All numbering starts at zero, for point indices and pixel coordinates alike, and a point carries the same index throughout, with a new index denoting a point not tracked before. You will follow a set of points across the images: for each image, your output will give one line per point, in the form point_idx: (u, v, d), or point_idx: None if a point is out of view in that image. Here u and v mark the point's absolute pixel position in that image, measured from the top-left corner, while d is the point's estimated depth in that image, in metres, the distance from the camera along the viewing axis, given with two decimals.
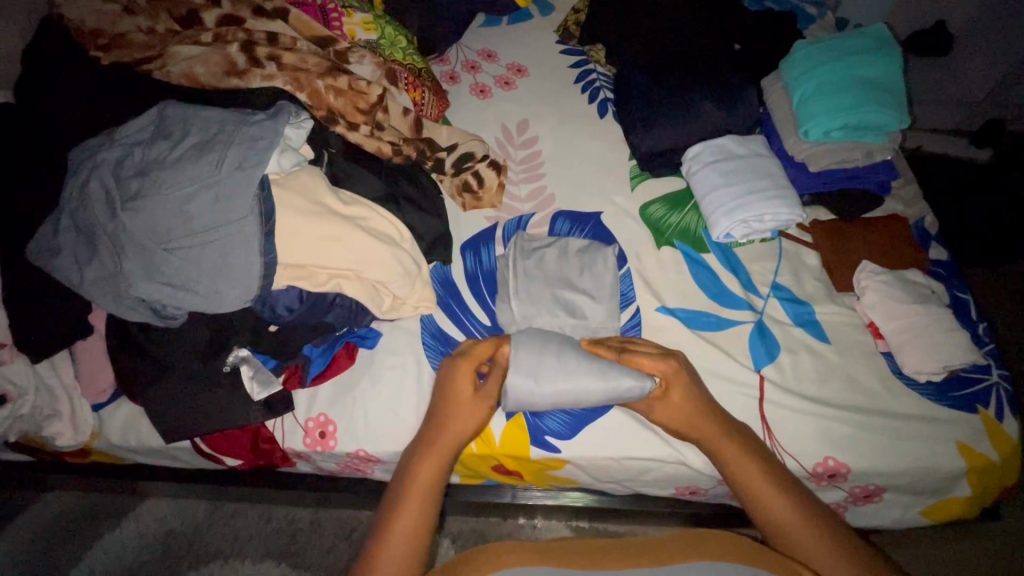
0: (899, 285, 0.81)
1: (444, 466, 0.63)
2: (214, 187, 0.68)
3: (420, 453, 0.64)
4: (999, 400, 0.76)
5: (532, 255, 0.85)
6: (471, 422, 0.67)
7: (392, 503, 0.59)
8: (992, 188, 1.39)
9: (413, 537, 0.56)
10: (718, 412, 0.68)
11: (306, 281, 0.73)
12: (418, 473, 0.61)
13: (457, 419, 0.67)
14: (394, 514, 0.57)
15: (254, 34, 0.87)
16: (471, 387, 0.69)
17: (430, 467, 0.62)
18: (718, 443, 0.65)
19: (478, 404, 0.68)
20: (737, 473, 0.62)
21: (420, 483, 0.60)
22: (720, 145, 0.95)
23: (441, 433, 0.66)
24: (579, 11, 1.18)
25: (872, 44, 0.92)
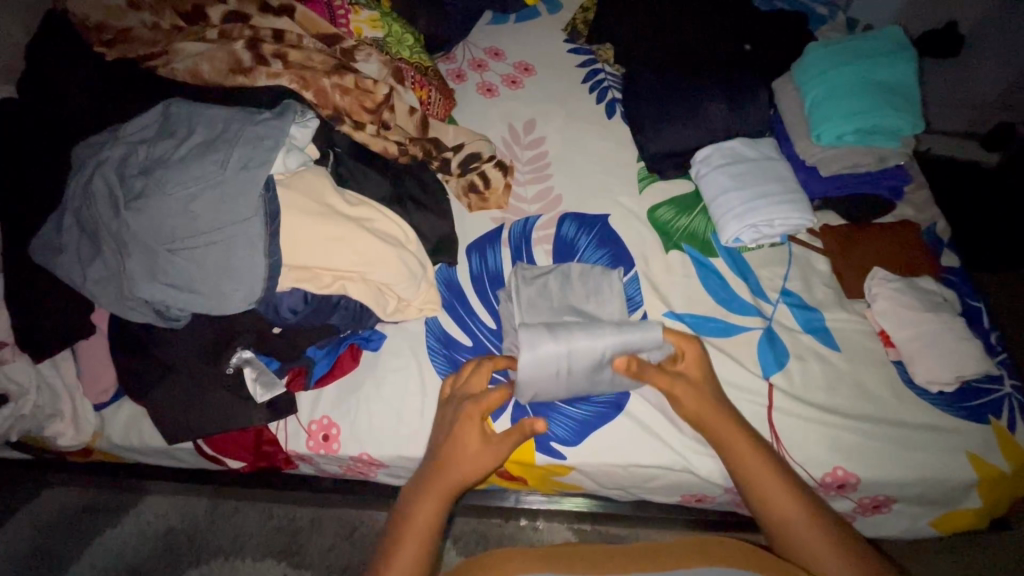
0: (911, 292, 0.80)
1: (441, 511, 0.59)
2: (219, 187, 0.67)
3: (418, 493, 0.61)
4: (1011, 411, 0.75)
5: (534, 283, 0.81)
6: (476, 468, 0.62)
7: (388, 546, 0.57)
8: (1001, 192, 1.38)
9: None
10: (722, 400, 0.68)
11: (310, 283, 0.72)
12: (415, 515, 0.58)
13: (460, 462, 0.62)
14: (387, 560, 0.55)
15: (260, 31, 0.85)
16: (479, 431, 0.64)
17: (426, 513, 0.59)
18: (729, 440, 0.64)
19: (488, 449, 0.62)
20: (749, 473, 0.61)
21: (414, 528, 0.57)
22: (731, 147, 0.94)
23: (443, 473, 0.61)
24: (587, 9, 1.17)
25: (887, 47, 0.91)
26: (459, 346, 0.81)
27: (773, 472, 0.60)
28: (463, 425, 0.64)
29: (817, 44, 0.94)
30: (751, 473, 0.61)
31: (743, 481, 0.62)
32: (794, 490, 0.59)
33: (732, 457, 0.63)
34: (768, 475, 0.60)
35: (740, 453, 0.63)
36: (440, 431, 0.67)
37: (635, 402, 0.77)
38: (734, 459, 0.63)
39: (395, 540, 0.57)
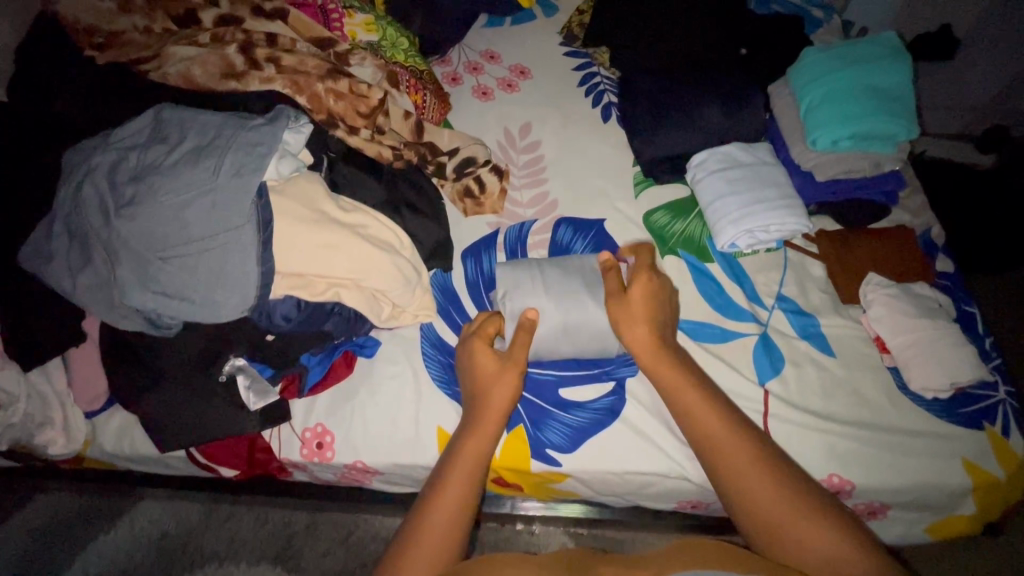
0: (907, 298, 0.80)
1: (484, 444, 0.60)
2: (210, 194, 0.66)
3: (460, 437, 0.61)
4: (1006, 416, 0.75)
5: None
6: (501, 395, 0.64)
7: (432, 486, 0.57)
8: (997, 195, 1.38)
9: (452, 523, 0.54)
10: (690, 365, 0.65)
11: (304, 290, 0.71)
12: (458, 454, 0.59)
13: (492, 397, 0.64)
14: (432, 498, 0.55)
15: (253, 35, 0.84)
16: (495, 360, 0.67)
17: (469, 451, 0.59)
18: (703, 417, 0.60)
19: (512, 374, 0.65)
20: (728, 469, 0.56)
21: (458, 463, 0.58)
22: (727, 151, 0.94)
23: (479, 413, 0.63)
24: (583, 12, 1.16)
25: (883, 53, 0.90)
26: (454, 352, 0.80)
27: (755, 467, 0.55)
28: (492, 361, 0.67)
29: (813, 48, 0.94)
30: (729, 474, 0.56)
31: (721, 479, 0.57)
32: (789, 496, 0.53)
33: (708, 451, 0.58)
34: (749, 471, 0.55)
35: (719, 448, 0.57)
36: (467, 378, 0.69)
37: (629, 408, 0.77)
38: (711, 454, 0.58)
39: (439, 480, 0.57)
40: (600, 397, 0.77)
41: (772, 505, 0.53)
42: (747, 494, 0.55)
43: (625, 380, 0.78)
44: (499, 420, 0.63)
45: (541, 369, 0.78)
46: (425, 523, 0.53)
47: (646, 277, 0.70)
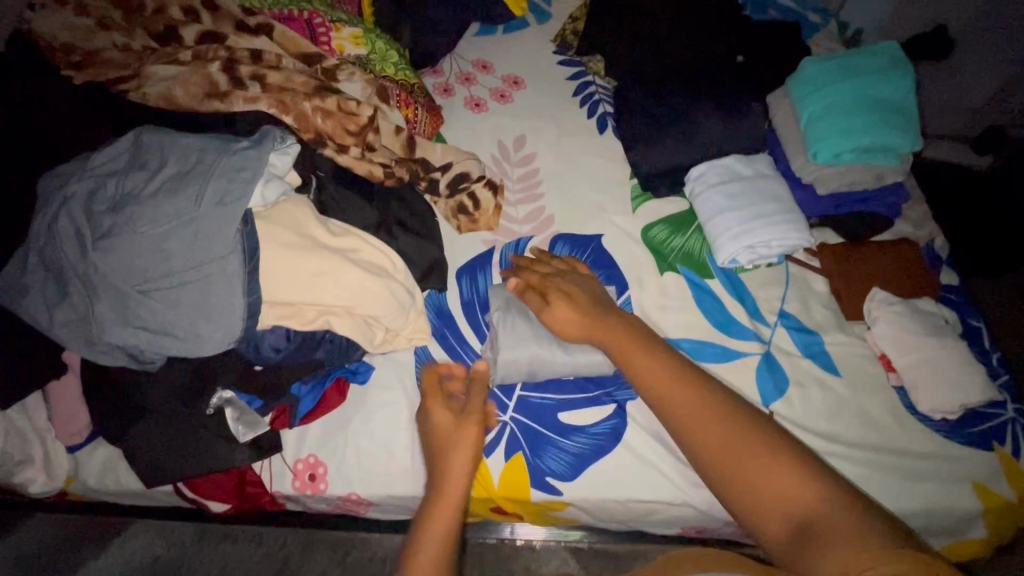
0: (913, 316, 0.78)
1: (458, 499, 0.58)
2: (192, 224, 0.63)
3: (427, 505, 0.58)
4: (1016, 435, 0.74)
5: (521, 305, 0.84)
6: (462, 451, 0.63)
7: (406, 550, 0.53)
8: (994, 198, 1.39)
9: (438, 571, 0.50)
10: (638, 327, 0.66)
11: (293, 319, 0.69)
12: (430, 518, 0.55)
13: (454, 453, 0.63)
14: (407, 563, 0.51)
15: (237, 52, 0.82)
16: (452, 415, 0.67)
17: (440, 520, 0.55)
18: (638, 361, 0.61)
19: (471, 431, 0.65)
20: (685, 423, 0.54)
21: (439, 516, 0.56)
22: (726, 164, 0.92)
23: (447, 474, 0.61)
24: (577, 19, 1.14)
25: (885, 64, 0.88)
26: None
27: (716, 420, 0.53)
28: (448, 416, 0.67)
29: (814, 58, 0.92)
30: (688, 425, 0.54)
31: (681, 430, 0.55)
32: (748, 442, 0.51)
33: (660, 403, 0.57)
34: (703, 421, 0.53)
35: (670, 396, 0.56)
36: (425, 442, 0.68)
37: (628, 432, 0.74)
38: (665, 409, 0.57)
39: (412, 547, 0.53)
40: (601, 422, 0.75)
41: (728, 451, 0.51)
42: (705, 446, 0.52)
43: (626, 403, 0.76)
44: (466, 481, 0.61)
45: (539, 393, 0.76)
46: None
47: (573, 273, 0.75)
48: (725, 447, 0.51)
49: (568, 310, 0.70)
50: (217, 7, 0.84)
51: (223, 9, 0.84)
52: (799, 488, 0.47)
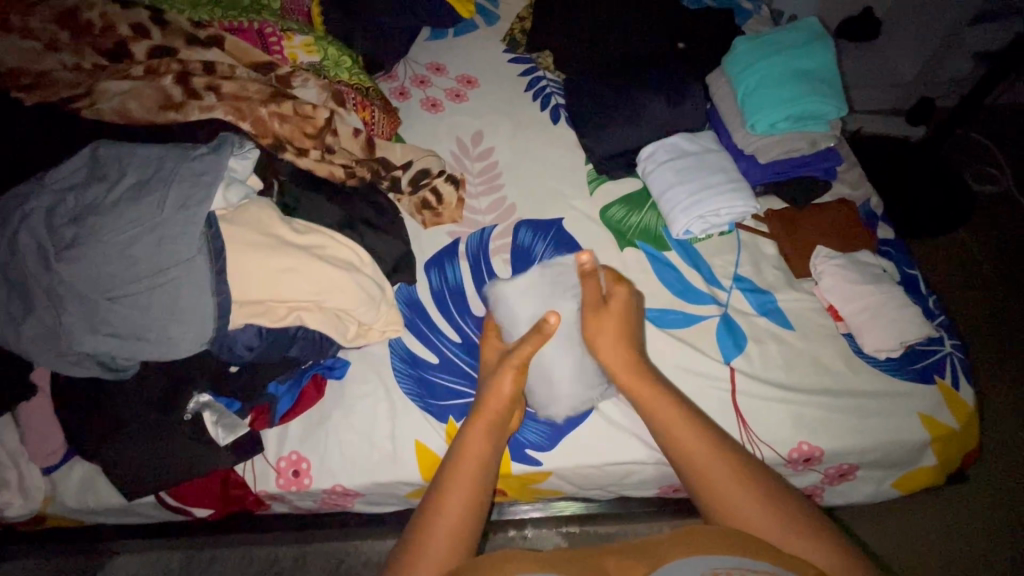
0: (853, 267, 0.83)
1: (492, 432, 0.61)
2: (156, 229, 0.64)
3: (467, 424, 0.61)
4: (954, 369, 0.79)
5: (548, 290, 0.77)
6: (507, 387, 0.64)
7: (449, 466, 0.57)
8: (922, 168, 1.52)
9: (470, 500, 0.55)
10: (668, 389, 0.63)
11: (264, 317, 0.70)
12: (472, 441, 0.59)
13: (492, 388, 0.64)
14: (447, 484, 0.55)
15: (189, 64, 0.82)
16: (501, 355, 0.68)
17: (476, 441, 0.59)
18: (670, 426, 0.59)
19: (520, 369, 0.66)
20: (709, 483, 0.55)
21: (470, 449, 0.58)
22: (674, 143, 0.97)
23: (490, 400, 0.63)
24: (525, 19, 1.19)
25: (808, 37, 0.95)
26: (425, 364, 0.81)
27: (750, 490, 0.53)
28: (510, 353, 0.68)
29: (743, 38, 0.98)
30: (713, 492, 0.55)
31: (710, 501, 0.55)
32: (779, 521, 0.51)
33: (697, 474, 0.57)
34: (735, 494, 0.53)
35: (707, 470, 0.56)
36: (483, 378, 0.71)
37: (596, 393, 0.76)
38: (696, 476, 0.56)
39: (453, 464, 0.57)
40: None
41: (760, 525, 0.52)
42: (729, 511, 0.54)
43: None
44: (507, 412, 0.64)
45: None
46: (444, 508, 0.54)
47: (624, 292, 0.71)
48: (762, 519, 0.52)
49: (611, 334, 0.68)
50: (167, 22, 0.85)
51: (173, 23, 0.85)
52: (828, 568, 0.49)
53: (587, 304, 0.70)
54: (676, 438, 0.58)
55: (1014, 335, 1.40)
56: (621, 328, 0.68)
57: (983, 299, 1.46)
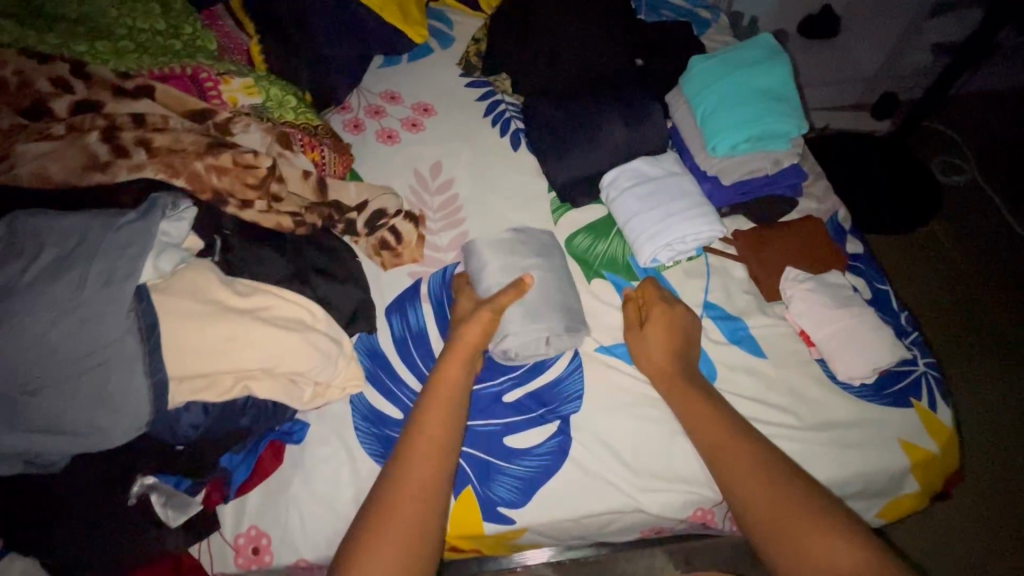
0: (822, 290, 0.81)
1: (460, 372, 0.71)
2: (77, 310, 0.59)
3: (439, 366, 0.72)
4: (930, 389, 0.78)
5: (517, 246, 0.84)
6: (475, 331, 0.74)
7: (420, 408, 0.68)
8: (885, 163, 1.52)
9: (444, 428, 0.66)
10: (718, 402, 0.73)
11: (209, 392, 0.65)
12: (422, 425, 0.66)
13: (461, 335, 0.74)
14: (423, 417, 0.67)
15: (117, 118, 0.77)
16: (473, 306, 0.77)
17: (446, 380, 0.70)
18: (713, 433, 0.69)
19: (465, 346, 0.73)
20: (739, 484, 0.65)
21: (441, 390, 0.69)
22: (635, 167, 0.94)
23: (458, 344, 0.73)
24: (480, 40, 1.15)
25: (764, 54, 0.92)
26: (389, 421, 0.78)
27: (775, 488, 0.63)
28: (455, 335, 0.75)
29: (700, 56, 0.95)
30: (738, 487, 0.65)
31: (737, 497, 0.65)
32: (799, 512, 0.61)
33: (728, 473, 0.67)
34: (757, 489, 0.64)
35: (739, 465, 0.66)
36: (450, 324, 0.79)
37: (557, 335, 0.79)
38: (727, 472, 0.67)
39: (407, 448, 0.64)
40: (546, 441, 0.75)
41: (783, 516, 0.61)
42: (753, 508, 0.63)
43: (569, 416, 0.77)
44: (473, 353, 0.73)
45: (484, 384, 0.79)
46: (399, 488, 0.61)
47: (664, 309, 0.79)
48: (781, 511, 0.61)
49: (661, 343, 0.77)
50: (89, 74, 0.80)
51: (96, 75, 0.80)
52: (841, 559, 0.56)
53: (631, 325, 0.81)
54: (718, 445, 0.68)
55: (986, 329, 1.42)
56: (668, 339, 0.77)
57: (955, 293, 1.47)
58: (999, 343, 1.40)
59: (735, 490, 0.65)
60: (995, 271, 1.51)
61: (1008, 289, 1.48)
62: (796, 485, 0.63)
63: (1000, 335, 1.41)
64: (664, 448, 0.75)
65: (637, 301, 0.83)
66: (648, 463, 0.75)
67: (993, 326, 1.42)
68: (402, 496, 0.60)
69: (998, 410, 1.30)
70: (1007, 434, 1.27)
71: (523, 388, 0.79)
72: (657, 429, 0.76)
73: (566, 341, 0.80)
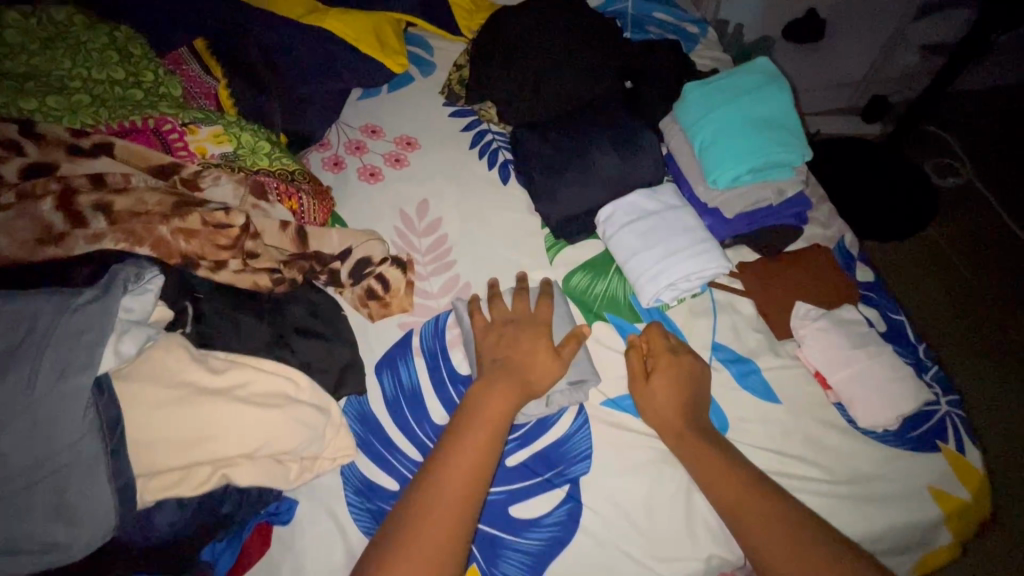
0: (838, 329, 0.77)
1: (514, 392, 0.68)
2: (29, 412, 0.54)
3: (492, 381, 0.69)
4: (956, 432, 0.74)
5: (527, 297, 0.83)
6: (539, 361, 0.72)
7: (466, 419, 0.65)
8: (879, 167, 1.49)
9: (487, 445, 0.62)
10: (732, 456, 0.68)
11: (182, 486, 0.59)
12: (454, 453, 0.61)
13: (527, 360, 0.71)
14: (467, 428, 0.63)
15: (72, 180, 0.71)
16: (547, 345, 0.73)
17: (500, 398, 0.67)
18: (733, 493, 0.64)
19: (505, 383, 0.68)
20: (763, 549, 0.60)
21: (490, 407, 0.66)
22: (633, 201, 0.89)
23: (518, 366, 0.70)
24: (462, 67, 1.10)
25: (762, 79, 0.89)
26: (384, 494, 0.72)
27: (805, 551, 0.58)
28: (499, 368, 0.70)
29: (693, 83, 0.91)
30: (762, 553, 0.60)
31: (763, 564, 0.59)
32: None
33: (754, 535, 0.61)
34: (781, 553, 0.59)
35: (764, 526, 0.61)
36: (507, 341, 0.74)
37: (560, 390, 0.75)
38: (751, 536, 0.61)
39: (437, 464, 0.60)
40: (555, 509, 0.70)
41: None
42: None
43: (577, 478, 0.72)
44: (532, 380, 0.70)
45: None
46: (431, 494, 0.58)
47: (667, 362, 0.74)
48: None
49: (671, 392, 0.73)
50: (41, 134, 0.74)
51: (49, 135, 0.75)
52: None
53: (637, 374, 0.75)
54: (740, 507, 0.63)
55: (1000, 338, 1.38)
56: (678, 387, 0.73)
57: (969, 301, 1.44)
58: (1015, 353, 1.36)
59: (758, 554, 0.60)
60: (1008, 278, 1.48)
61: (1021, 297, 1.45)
62: (828, 549, 0.58)
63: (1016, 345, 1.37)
64: (679, 507, 0.71)
65: (641, 347, 0.78)
66: (663, 528, 0.70)
67: (1007, 336, 1.39)
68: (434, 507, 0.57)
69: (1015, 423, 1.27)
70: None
71: (530, 448, 0.74)
72: (672, 489, 0.72)
73: (572, 397, 0.75)
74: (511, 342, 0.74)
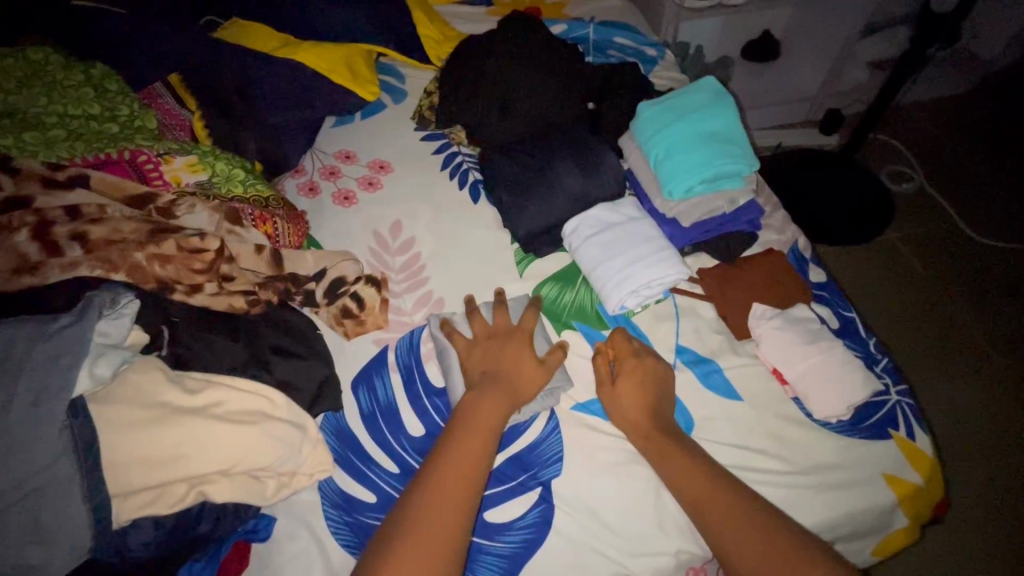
0: (792, 327, 0.81)
1: (505, 403, 0.71)
2: (5, 436, 0.56)
3: (485, 391, 0.72)
4: (906, 419, 0.78)
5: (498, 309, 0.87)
6: (529, 372, 0.75)
7: (460, 427, 0.68)
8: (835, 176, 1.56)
9: (482, 452, 0.65)
10: (696, 452, 0.71)
11: (158, 504, 0.60)
12: (451, 459, 0.64)
13: (514, 372, 0.75)
14: (463, 436, 0.66)
15: (48, 213, 0.73)
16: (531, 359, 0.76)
17: (495, 407, 0.70)
18: (698, 487, 0.67)
19: (494, 396, 0.71)
20: (725, 538, 0.63)
21: (484, 416, 0.69)
22: (596, 215, 0.93)
23: (506, 377, 0.74)
24: (432, 93, 1.15)
25: (710, 97, 0.94)
26: (361, 506, 0.73)
27: (763, 535, 0.61)
28: (489, 379, 0.73)
29: (648, 102, 0.97)
30: (726, 541, 0.62)
31: (729, 552, 0.62)
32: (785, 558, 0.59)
33: (717, 525, 0.64)
34: (742, 540, 0.62)
35: (725, 516, 0.64)
36: (491, 354, 0.77)
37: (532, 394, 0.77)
38: (716, 527, 0.64)
39: (437, 468, 0.63)
40: (527, 512, 0.72)
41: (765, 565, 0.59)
42: (744, 562, 0.61)
43: (549, 482, 0.75)
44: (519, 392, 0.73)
45: None
46: (432, 497, 0.60)
47: (631, 366, 0.78)
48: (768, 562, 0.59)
49: (636, 394, 0.76)
50: (17, 169, 0.77)
51: (25, 169, 0.77)
52: None
53: (603, 379, 0.78)
54: (704, 499, 0.66)
55: (990, 344, 1.44)
56: (642, 389, 0.76)
57: (958, 306, 1.50)
58: (1008, 360, 1.41)
59: (722, 543, 0.63)
60: (987, 283, 1.54)
61: (1011, 304, 1.51)
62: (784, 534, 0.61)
63: (1002, 351, 1.43)
64: (649, 506, 0.73)
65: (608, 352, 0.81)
66: (635, 526, 0.72)
67: (997, 342, 1.44)
68: (436, 509, 0.59)
69: (1002, 424, 1.31)
70: (1010, 447, 1.28)
71: (502, 454, 0.76)
72: (642, 487, 0.74)
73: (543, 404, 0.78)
74: (494, 354, 0.77)
